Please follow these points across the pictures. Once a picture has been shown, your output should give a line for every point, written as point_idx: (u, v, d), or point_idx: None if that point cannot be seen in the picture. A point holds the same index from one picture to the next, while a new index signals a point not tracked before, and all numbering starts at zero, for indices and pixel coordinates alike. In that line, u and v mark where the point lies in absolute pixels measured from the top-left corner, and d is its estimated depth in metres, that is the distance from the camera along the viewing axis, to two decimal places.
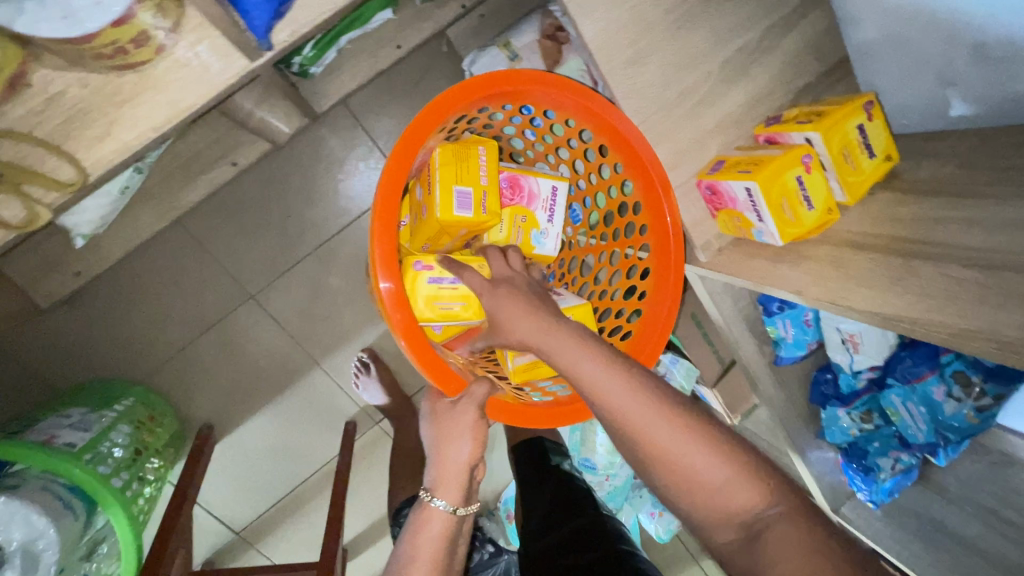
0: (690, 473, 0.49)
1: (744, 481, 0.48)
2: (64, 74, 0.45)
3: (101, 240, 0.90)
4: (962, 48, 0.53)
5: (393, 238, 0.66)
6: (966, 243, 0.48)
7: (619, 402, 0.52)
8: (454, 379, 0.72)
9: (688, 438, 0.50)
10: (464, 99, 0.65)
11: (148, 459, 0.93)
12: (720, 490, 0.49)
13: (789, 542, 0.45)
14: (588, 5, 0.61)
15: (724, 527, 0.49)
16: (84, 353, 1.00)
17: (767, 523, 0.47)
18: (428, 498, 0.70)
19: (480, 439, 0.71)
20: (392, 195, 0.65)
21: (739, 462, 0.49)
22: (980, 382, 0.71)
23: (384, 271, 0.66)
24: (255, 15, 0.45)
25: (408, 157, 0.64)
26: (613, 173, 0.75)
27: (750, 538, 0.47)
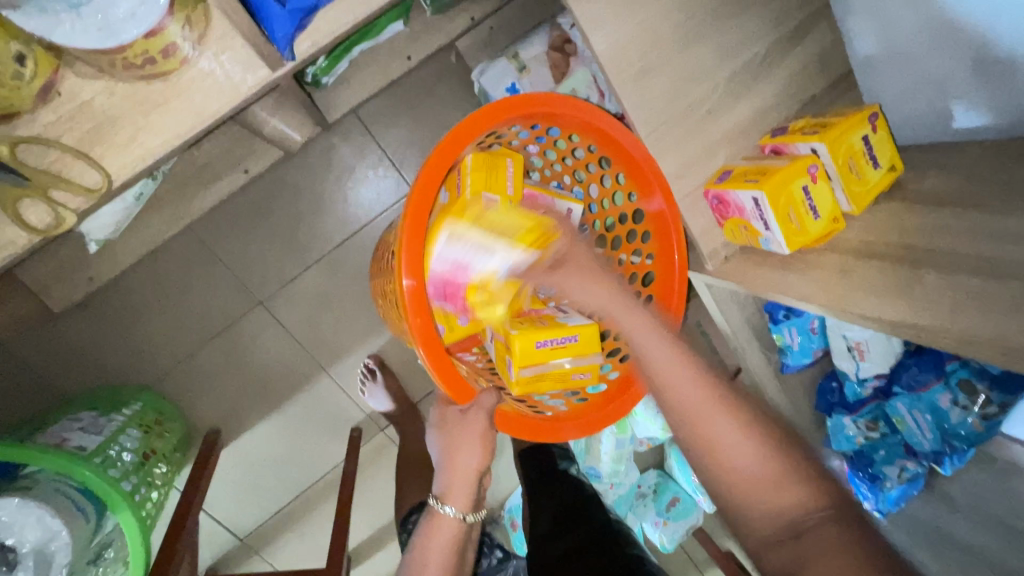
0: (738, 462, 0.50)
1: (797, 480, 0.49)
2: (93, 82, 0.46)
3: (113, 246, 0.91)
4: (963, 62, 0.54)
5: (420, 243, 0.64)
6: (971, 251, 0.49)
7: (680, 382, 0.54)
8: (465, 388, 0.71)
9: (744, 429, 0.51)
10: (498, 118, 0.63)
11: (156, 464, 0.94)
12: (771, 483, 0.49)
13: (833, 545, 0.44)
14: (600, 19, 0.62)
15: (766, 525, 0.48)
16: (93, 357, 1.01)
17: (816, 526, 0.46)
18: (438, 505, 0.71)
19: (490, 448, 0.72)
20: (425, 201, 0.63)
21: (794, 463, 0.50)
22: (985, 390, 0.72)
23: (409, 271, 0.64)
24: (278, 27, 0.48)
25: (442, 165, 0.63)
26: (625, 201, 0.76)
27: (793, 538, 0.46)
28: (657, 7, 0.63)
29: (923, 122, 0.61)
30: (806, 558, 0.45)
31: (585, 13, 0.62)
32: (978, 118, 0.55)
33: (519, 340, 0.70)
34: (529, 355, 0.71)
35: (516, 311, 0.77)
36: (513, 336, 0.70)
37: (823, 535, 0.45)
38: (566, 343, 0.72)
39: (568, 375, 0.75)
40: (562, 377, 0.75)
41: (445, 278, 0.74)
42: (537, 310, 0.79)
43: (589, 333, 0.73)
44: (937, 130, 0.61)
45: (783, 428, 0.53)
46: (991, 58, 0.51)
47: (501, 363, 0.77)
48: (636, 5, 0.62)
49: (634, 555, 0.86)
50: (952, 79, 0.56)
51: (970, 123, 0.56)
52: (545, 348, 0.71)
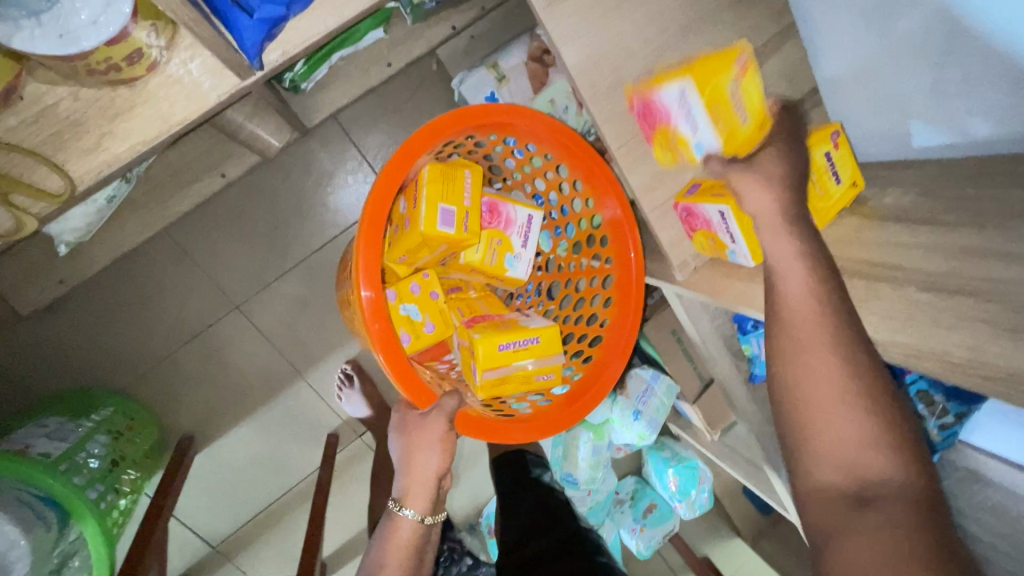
0: (833, 424, 0.48)
1: (886, 453, 0.47)
2: (57, 87, 0.46)
3: (86, 249, 0.90)
4: (922, 88, 0.55)
5: (376, 254, 0.69)
6: (923, 268, 0.51)
7: (803, 326, 0.51)
8: (425, 391, 0.73)
9: (854, 392, 0.48)
10: (450, 129, 0.69)
11: (125, 470, 0.92)
12: (856, 451, 0.47)
13: (887, 519, 0.44)
14: (571, 34, 0.64)
15: (831, 481, 0.49)
16: (64, 361, 0.99)
17: (883, 497, 0.46)
18: (397, 509, 0.71)
19: (449, 452, 0.72)
20: (380, 208, 0.68)
21: (887, 434, 0.47)
22: (942, 400, 0.73)
23: (367, 282, 0.68)
24: (247, 36, 0.47)
25: (398, 178, 0.68)
26: (583, 206, 0.81)
27: (855, 500, 0.47)
28: (628, 23, 0.65)
29: (882, 140, 0.63)
30: (863, 520, 0.45)
31: (557, 28, 0.63)
32: (933, 137, 0.57)
33: (482, 344, 0.71)
34: (493, 357, 0.72)
35: (480, 317, 0.79)
36: (476, 340, 0.71)
37: (883, 509, 0.45)
38: (528, 344, 0.74)
39: (533, 376, 0.76)
40: (527, 379, 0.76)
41: (657, 105, 0.60)
42: (500, 315, 0.81)
43: (550, 335, 0.75)
44: (897, 149, 0.62)
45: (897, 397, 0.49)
46: (944, 79, 0.53)
47: (467, 368, 0.77)
48: (608, 19, 0.64)
49: (604, 563, 0.88)
50: (909, 100, 0.57)
51: (927, 141, 0.58)
52: (508, 349, 0.73)
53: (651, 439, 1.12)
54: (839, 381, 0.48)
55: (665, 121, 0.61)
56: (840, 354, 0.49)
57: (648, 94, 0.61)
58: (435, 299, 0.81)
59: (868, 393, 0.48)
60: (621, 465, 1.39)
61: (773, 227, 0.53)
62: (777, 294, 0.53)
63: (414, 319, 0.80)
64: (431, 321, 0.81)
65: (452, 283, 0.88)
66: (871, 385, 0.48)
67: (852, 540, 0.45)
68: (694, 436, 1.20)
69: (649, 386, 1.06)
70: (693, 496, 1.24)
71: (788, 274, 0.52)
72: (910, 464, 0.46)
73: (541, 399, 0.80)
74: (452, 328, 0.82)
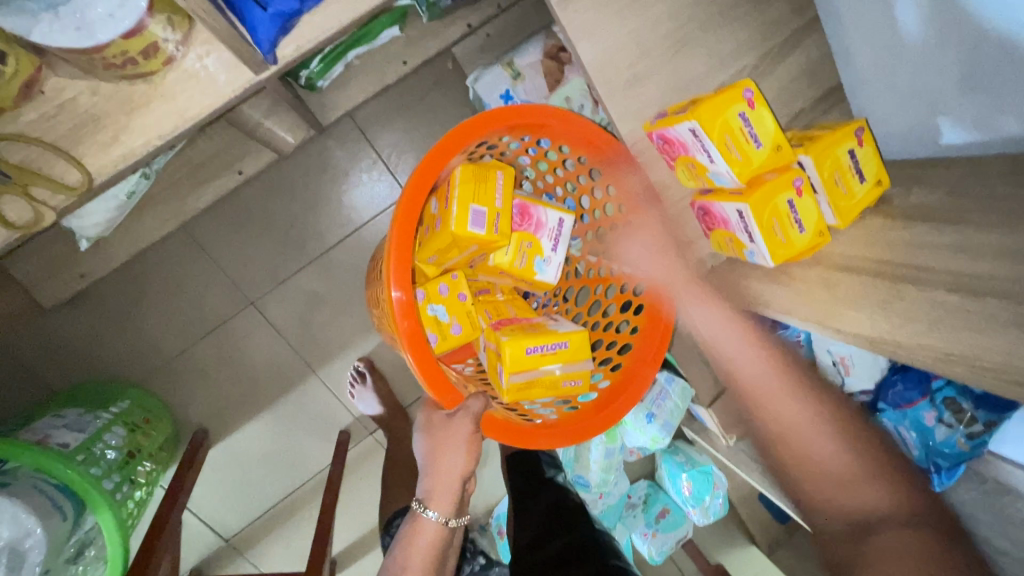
0: (808, 456, 0.64)
1: (873, 485, 0.60)
2: (77, 81, 0.47)
3: (106, 243, 0.92)
4: (952, 80, 0.53)
5: (409, 250, 0.68)
6: (950, 268, 0.49)
7: (776, 387, 0.68)
8: (451, 391, 0.71)
9: (825, 434, 0.64)
10: (486, 129, 0.67)
11: (141, 462, 0.93)
12: (837, 480, 0.62)
13: (899, 544, 0.54)
14: (586, 29, 0.63)
15: (832, 520, 0.61)
16: (85, 353, 1.01)
17: (889, 527, 0.56)
18: (421, 510, 0.73)
19: (474, 455, 0.73)
20: (413, 206, 0.67)
21: (864, 466, 0.62)
22: (970, 408, 0.74)
23: (397, 282, 0.68)
24: (262, 29, 0.47)
25: (429, 178, 0.67)
26: (615, 211, 0.79)
27: (861, 529, 0.58)
28: (645, 17, 0.63)
29: (910, 137, 0.61)
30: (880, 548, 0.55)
31: (572, 23, 0.62)
32: (963, 134, 0.55)
33: (509, 346, 0.71)
34: (520, 361, 0.71)
35: (507, 320, 0.79)
36: (503, 342, 0.71)
37: (886, 537, 0.55)
38: (556, 348, 0.73)
39: (560, 382, 0.74)
40: (554, 385, 0.74)
41: (674, 138, 0.62)
42: (528, 319, 0.80)
43: (579, 340, 0.74)
44: (925, 145, 0.60)
45: (867, 436, 0.64)
46: (975, 75, 0.51)
47: (493, 371, 0.77)
48: (624, 14, 0.63)
49: (619, 567, 0.88)
50: (939, 95, 0.55)
51: (956, 139, 0.56)
52: (536, 353, 0.72)
53: (665, 443, 1.10)
54: (810, 428, 0.65)
55: (684, 151, 0.62)
56: (808, 408, 0.66)
57: (665, 129, 0.62)
58: (463, 300, 0.80)
59: (833, 431, 0.64)
60: (633, 469, 1.37)
61: (703, 292, 0.73)
62: (749, 375, 0.70)
63: (440, 320, 0.79)
64: (458, 324, 0.80)
65: (481, 285, 0.88)
66: (831, 423, 0.65)
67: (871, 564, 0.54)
68: (709, 441, 1.18)
69: (664, 390, 1.06)
70: (707, 501, 1.21)
71: (741, 342, 0.72)
72: (895, 490, 0.59)
73: (567, 406, 0.79)
74: (479, 330, 0.81)
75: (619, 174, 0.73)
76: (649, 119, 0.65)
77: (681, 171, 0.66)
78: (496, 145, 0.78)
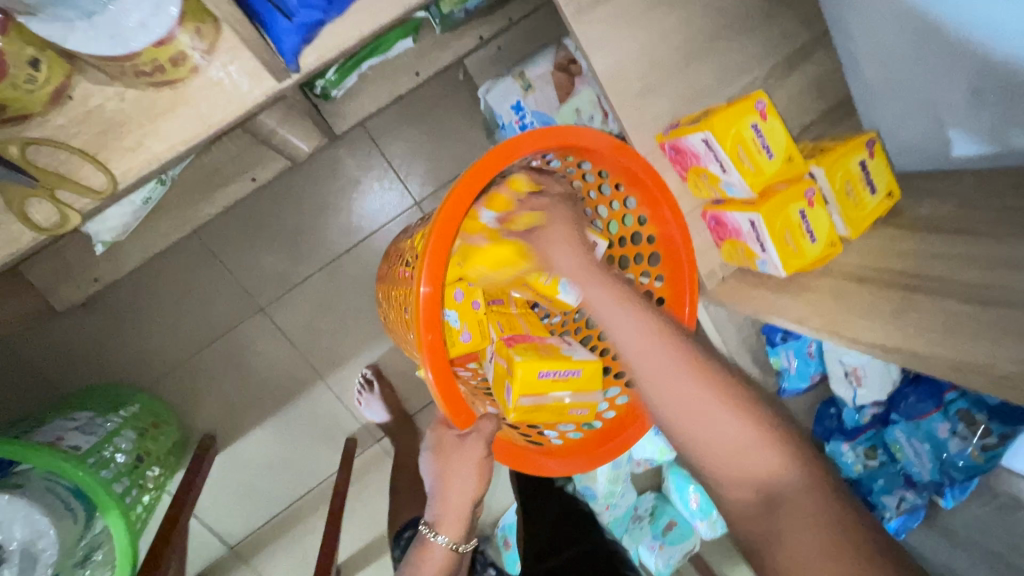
0: (711, 439, 0.51)
1: (766, 446, 0.50)
2: (104, 88, 0.48)
3: (120, 248, 0.93)
4: (961, 93, 0.54)
5: (446, 252, 0.62)
6: (962, 279, 0.49)
7: (664, 360, 0.55)
8: (464, 410, 0.69)
9: (711, 402, 0.52)
10: (536, 148, 0.62)
11: (149, 467, 0.93)
12: (734, 453, 0.51)
13: (806, 514, 0.46)
14: (599, 41, 0.63)
15: (738, 495, 0.51)
16: (96, 357, 1.02)
17: (786, 491, 0.48)
18: (430, 534, 0.73)
19: (483, 478, 0.73)
20: (453, 216, 0.61)
21: (756, 429, 0.51)
22: (985, 420, 0.74)
23: (427, 278, 0.63)
24: (286, 39, 0.48)
25: (472, 190, 0.61)
26: (645, 241, 0.74)
27: (765, 501, 0.49)
28: (657, 29, 0.64)
29: (920, 148, 0.62)
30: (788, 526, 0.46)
31: (585, 35, 0.63)
32: (972, 145, 0.56)
33: (522, 367, 0.69)
34: (530, 383, 0.70)
35: (519, 336, 0.77)
36: (516, 362, 0.69)
37: (792, 502, 0.47)
38: (569, 375, 0.72)
39: (567, 408, 0.74)
40: (560, 410, 0.74)
41: (687, 148, 0.62)
42: (541, 338, 0.78)
43: (592, 370, 0.73)
44: (934, 156, 0.61)
45: (746, 392, 0.53)
46: (983, 89, 0.52)
47: (500, 386, 0.75)
48: (637, 27, 0.64)
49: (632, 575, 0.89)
50: (948, 108, 0.56)
51: (966, 149, 0.57)
52: (547, 378, 0.70)
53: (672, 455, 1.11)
54: (698, 402, 0.52)
55: (697, 162, 0.63)
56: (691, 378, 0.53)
57: (677, 141, 0.63)
58: (475, 308, 0.81)
59: (725, 398, 0.52)
60: (640, 480, 1.36)
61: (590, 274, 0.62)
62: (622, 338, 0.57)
63: (452, 326, 0.79)
64: (469, 331, 0.79)
65: (495, 295, 0.87)
66: (718, 385, 0.53)
67: (788, 547, 0.46)
68: None
69: None
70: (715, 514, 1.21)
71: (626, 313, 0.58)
72: (784, 444, 0.50)
73: (571, 431, 0.78)
74: (488, 340, 0.80)
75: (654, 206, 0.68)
76: (661, 130, 0.66)
77: (694, 181, 0.67)
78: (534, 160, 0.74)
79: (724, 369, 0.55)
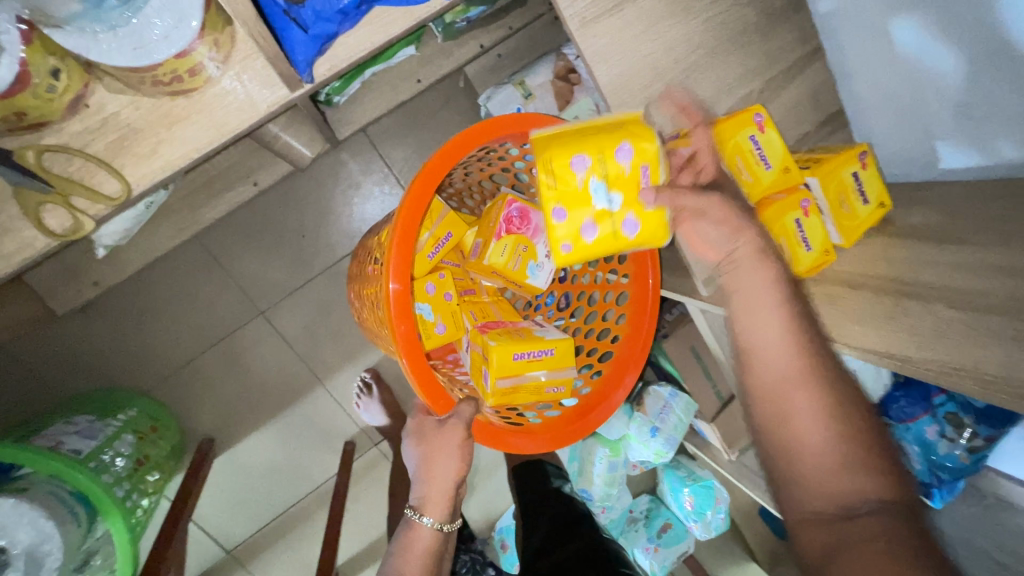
0: (812, 450, 0.52)
1: (861, 471, 0.50)
2: (121, 96, 0.49)
3: (121, 252, 0.93)
4: (947, 108, 0.57)
5: (409, 247, 0.66)
6: (953, 286, 0.51)
7: (787, 363, 0.54)
8: (443, 396, 0.72)
9: (825, 417, 0.52)
10: (490, 135, 0.67)
11: (149, 472, 0.94)
12: (830, 467, 0.51)
13: (880, 536, 0.46)
14: (602, 53, 0.64)
15: (817, 505, 0.51)
16: (95, 361, 1.02)
17: (869, 514, 0.48)
18: (416, 516, 0.74)
19: (466, 460, 0.74)
20: (417, 205, 0.65)
21: (859, 452, 0.51)
22: (971, 423, 0.76)
23: (396, 276, 0.66)
24: (300, 50, 0.49)
25: (436, 177, 0.66)
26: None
27: (843, 518, 0.49)
28: (659, 42, 0.65)
29: (909, 161, 0.64)
30: (851, 537, 0.47)
31: (588, 47, 0.64)
32: (960, 158, 0.58)
33: (497, 351, 0.71)
34: (506, 365, 0.72)
35: (493, 323, 0.80)
36: (491, 347, 0.72)
37: (869, 523, 0.47)
38: (542, 355, 0.75)
39: (544, 387, 0.76)
40: (537, 390, 0.76)
41: None
42: (513, 323, 0.81)
43: (564, 348, 0.76)
44: (924, 169, 0.63)
45: (868, 418, 0.53)
46: (972, 103, 0.54)
47: (478, 373, 0.77)
48: (640, 40, 0.65)
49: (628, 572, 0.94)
50: (937, 121, 0.59)
51: (953, 162, 0.59)
52: (522, 359, 0.73)
53: (667, 457, 1.12)
54: (816, 411, 0.52)
55: None
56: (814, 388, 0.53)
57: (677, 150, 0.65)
58: (448, 300, 0.82)
59: (841, 416, 0.52)
60: (635, 482, 1.38)
61: (742, 257, 0.57)
62: (750, 331, 0.56)
63: (426, 319, 0.80)
64: (443, 323, 0.81)
65: (466, 285, 0.88)
66: (840, 404, 0.53)
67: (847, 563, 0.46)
68: (711, 456, 1.20)
69: (667, 404, 1.06)
70: (709, 516, 1.22)
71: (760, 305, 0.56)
72: (882, 477, 0.50)
73: (549, 410, 0.80)
74: (463, 330, 0.82)
75: None
76: None
77: None
78: (496, 151, 0.78)
79: (854, 392, 0.54)
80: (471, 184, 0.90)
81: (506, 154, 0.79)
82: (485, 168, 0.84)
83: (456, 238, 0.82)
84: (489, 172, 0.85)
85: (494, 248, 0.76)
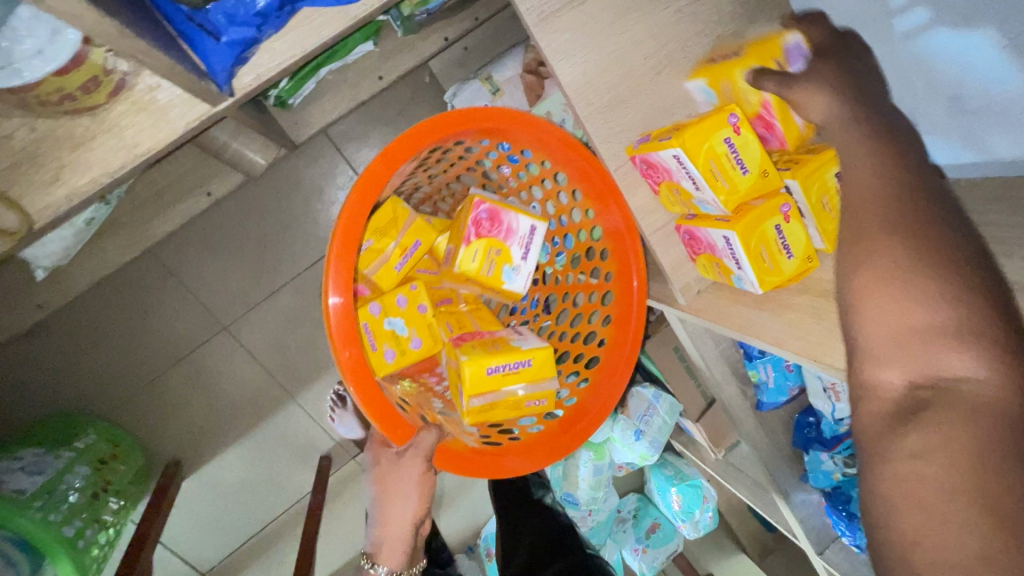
0: (895, 325, 0.37)
1: (956, 343, 0.35)
2: (11, 118, 0.44)
3: (63, 273, 0.86)
4: (938, 101, 0.51)
5: (354, 256, 0.62)
6: None
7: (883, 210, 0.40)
8: (400, 425, 0.67)
9: (910, 266, 0.37)
10: (436, 136, 0.63)
11: (108, 500, 0.89)
12: (909, 340, 0.36)
13: (950, 427, 0.32)
14: (564, 50, 0.59)
15: (886, 379, 0.37)
16: (46, 387, 0.96)
17: (948, 402, 0.34)
18: (369, 566, 0.70)
19: (425, 499, 0.70)
20: (362, 210, 0.61)
21: (961, 316, 0.35)
22: None
23: (336, 288, 0.62)
24: (216, 60, 0.44)
25: (377, 184, 0.62)
26: (582, 217, 0.76)
27: (908, 403, 0.35)
28: (627, 37, 0.60)
29: None
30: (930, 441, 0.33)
31: (550, 45, 0.59)
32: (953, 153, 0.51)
33: (469, 365, 0.67)
34: (479, 382, 0.68)
35: (468, 334, 0.75)
36: (463, 362, 0.67)
37: (944, 418, 0.33)
38: (518, 367, 0.69)
39: (523, 402, 0.71)
40: (516, 405, 0.71)
41: (658, 162, 0.58)
42: (491, 331, 0.76)
43: (543, 358, 0.70)
44: None
45: (970, 274, 0.36)
46: (966, 95, 0.49)
47: (455, 388, 0.73)
48: (607, 34, 0.59)
49: None
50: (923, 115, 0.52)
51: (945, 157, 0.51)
52: (496, 373, 0.68)
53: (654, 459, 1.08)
54: (903, 260, 0.38)
55: (667, 176, 0.59)
56: (900, 231, 0.39)
57: (651, 156, 0.58)
58: (423, 312, 0.78)
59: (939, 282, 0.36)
60: (622, 482, 1.36)
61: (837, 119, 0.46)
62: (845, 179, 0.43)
63: (399, 334, 0.76)
64: (418, 337, 0.77)
65: (444, 295, 0.83)
66: (921, 249, 0.37)
67: (898, 460, 0.33)
68: (698, 455, 1.17)
69: (651, 406, 1.03)
70: (697, 515, 1.20)
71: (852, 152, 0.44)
72: (983, 348, 0.34)
73: (533, 425, 0.76)
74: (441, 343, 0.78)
75: (585, 182, 0.70)
76: (632, 143, 0.62)
77: (665, 193, 0.63)
78: (452, 150, 0.73)
79: (947, 236, 0.37)
80: (439, 187, 0.86)
81: (466, 151, 0.75)
82: (449, 167, 0.80)
83: (426, 245, 0.78)
84: (457, 171, 0.81)
85: (463, 254, 0.72)
